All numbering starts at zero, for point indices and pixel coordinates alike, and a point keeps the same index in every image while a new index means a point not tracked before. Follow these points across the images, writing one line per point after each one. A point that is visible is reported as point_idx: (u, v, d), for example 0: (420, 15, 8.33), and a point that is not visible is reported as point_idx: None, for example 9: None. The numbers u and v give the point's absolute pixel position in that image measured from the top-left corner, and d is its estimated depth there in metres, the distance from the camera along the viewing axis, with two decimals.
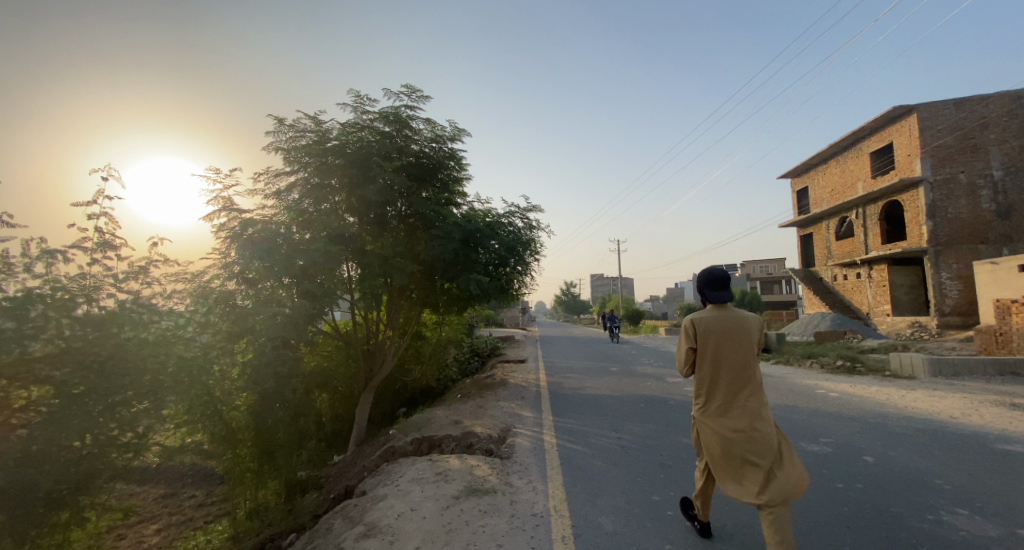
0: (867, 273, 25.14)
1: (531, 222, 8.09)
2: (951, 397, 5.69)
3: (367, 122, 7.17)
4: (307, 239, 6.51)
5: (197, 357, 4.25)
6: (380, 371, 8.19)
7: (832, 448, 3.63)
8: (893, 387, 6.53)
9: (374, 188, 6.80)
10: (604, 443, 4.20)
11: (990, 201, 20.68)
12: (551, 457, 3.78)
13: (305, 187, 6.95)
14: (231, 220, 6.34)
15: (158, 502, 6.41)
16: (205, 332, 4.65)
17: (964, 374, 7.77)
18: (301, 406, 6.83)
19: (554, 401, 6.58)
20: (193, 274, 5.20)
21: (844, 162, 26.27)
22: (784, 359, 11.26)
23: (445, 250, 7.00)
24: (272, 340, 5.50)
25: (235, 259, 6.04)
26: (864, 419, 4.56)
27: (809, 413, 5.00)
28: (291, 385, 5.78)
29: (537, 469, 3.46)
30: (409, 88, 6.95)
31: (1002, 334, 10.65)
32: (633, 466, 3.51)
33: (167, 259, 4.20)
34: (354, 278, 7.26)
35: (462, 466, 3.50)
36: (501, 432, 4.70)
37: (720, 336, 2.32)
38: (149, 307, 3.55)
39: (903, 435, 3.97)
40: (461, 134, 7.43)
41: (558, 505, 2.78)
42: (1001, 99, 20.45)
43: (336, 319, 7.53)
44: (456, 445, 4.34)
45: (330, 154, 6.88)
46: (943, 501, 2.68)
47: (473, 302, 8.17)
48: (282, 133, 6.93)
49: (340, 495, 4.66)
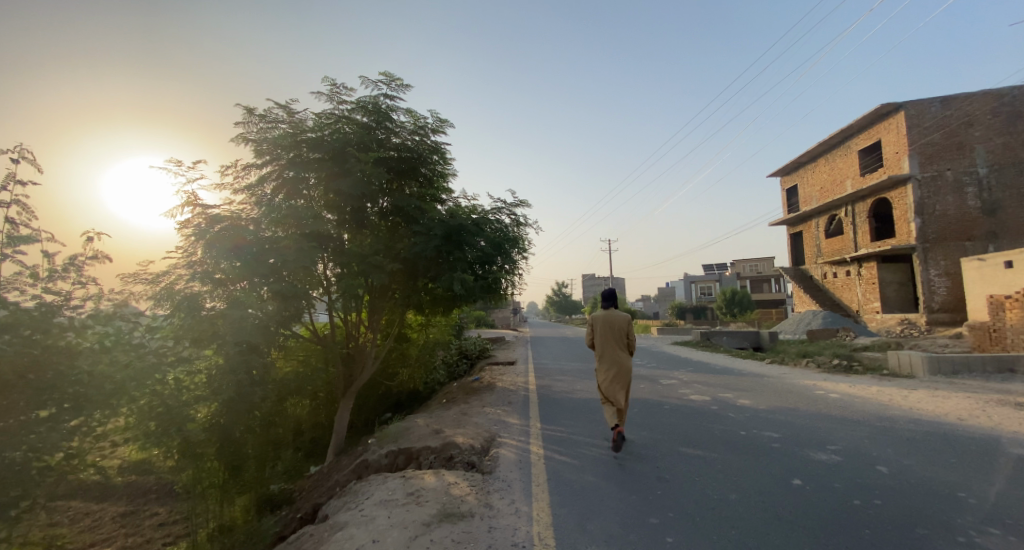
0: (856, 271, 25.21)
1: (519, 219, 7.76)
2: (954, 396, 5.46)
3: (345, 112, 6.77)
4: (279, 235, 6.05)
5: (136, 360, 3.84)
6: (361, 376, 7.84)
7: (839, 457, 3.34)
8: (894, 387, 6.28)
9: (349, 181, 6.44)
10: (594, 453, 3.89)
11: (976, 198, 20.78)
12: (537, 472, 3.44)
13: (279, 181, 6.60)
14: (196, 216, 5.91)
15: (116, 522, 6.00)
16: (154, 335, 4.25)
17: (964, 372, 7.57)
18: (274, 414, 6.44)
19: (541, 406, 6.25)
20: (154, 277, 5.36)
21: (833, 160, 26.39)
22: (777, 359, 11.06)
23: (426, 247, 6.63)
24: (237, 343, 5.14)
25: (199, 257, 5.62)
26: (868, 422, 4.30)
27: (811, 416, 4.72)
28: (260, 393, 5.41)
29: (521, 486, 3.13)
30: (388, 77, 6.60)
31: (996, 330, 10.51)
32: (627, 481, 3.19)
33: (98, 255, 3.97)
34: (332, 278, 6.85)
35: (438, 484, 3.16)
36: (485, 442, 4.37)
37: (604, 328, 4.47)
38: (62, 305, 3.26)
39: (911, 440, 3.69)
40: (445, 126, 7.08)
41: (542, 532, 2.45)
42: (986, 96, 20.57)
43: (313, 322, 7.15)
44: (435, 458, 4.00)
45: (305, 147, 6.50)
46: (972, 519, 2.36)
47: (459, 303, 7.80)
48: (252, 124, 6.53)
49: (308, 514, 4.27)
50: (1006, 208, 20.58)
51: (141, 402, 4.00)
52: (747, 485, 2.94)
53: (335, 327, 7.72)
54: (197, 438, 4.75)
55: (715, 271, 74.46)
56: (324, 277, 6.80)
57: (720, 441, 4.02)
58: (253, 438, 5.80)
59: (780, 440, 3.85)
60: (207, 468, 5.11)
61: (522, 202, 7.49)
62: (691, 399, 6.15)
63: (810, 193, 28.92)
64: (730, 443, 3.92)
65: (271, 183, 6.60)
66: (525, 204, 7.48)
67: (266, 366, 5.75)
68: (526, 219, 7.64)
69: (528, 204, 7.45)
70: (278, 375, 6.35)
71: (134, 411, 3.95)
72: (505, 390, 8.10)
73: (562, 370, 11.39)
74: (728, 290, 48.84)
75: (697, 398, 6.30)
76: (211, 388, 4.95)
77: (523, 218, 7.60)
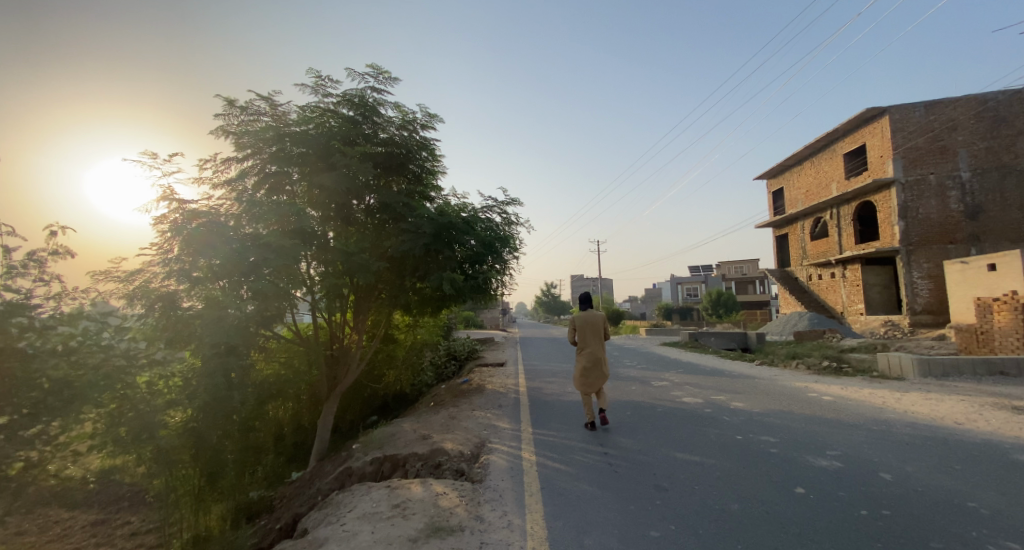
0: (841, 273, 25.59)
1: (510, 217, 7.61)
2: (948, 399, 5.46)
3: (330, 106, 6.56)
4: (261, 232, 5.74)
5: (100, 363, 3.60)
6: (345, 378, 7.59)
7: (841, 463, 3.26)
8: (887, 389, 6.27)
9: (335, 176, 6.22)
10: (589, 460, 3.76)
11: (958, 202, 21.21)
12: (530, 480, 3.29)
13: (262, 176, 6.37)
14: (173, 211, 5.64)
15: (86, 531, 5.69)
16: (123, 336, 3.99)
17: (954, 374, 7.63)
18: (253, 418, 6.18)
19: (532, 409, 6.11)
20: (128, 275, 5.13)
21: (818, 163, 26.78)
22: (768, 359, 11.11)
23: (415, 246, 6.43)
24: (213, 346, 4.88)
25: (176, 255, 5.37)
26: (867, 426, 4.24)
27: (807, 419, 4.66)
28: (239, 397, 5.13)
29: (513, 497, 2.97)
30: (376, 69, 6.41)
31: (983, 333, 10.72)
32: (624, 490, 3.07)
33: (60, 251, 3.73)
34: (316, 276, 6.61)
35: (426, 495, 2.98)
36: (475, 448, 4.19)
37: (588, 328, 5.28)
38: (19, 304, 3.01)
39: (913, 446, 3.62)
40: (435, 121, 6.90)
41: (537, 547, 2.30)
42: (969, 102, 21.02)
43: (296, 322, 6.90)
44: (422, 465, 3.83)
45: (288, 140, 6.27)
46: (988, 532, 2.27)
47: (447, 303, 7.62)
48: (233, 115, 6.27)
49: (288, 525, 4.08)
50: (986, 213, 21.04)
51: (108, 407, 3.78)
52: (749, 495, 2.84)
53: (319, 328, 7.48)
54: (170, 445, 4.50)
55: (702, 272, 75.21)
56: (308, 276, 6.56)
57: (716, 446, 3.92)
58: (233, 444, 5.56)
59: (777, 445, 3.77)
60: (181, 476, 4.86)
61: (513, 201, 7.34)
62: (684, 402, 6.07)
63: (796, 196, 29.32)
64: (727, 448, 3.82)
65: (253, 177, 6.35)
66: (516, 202, 7.34)
67: (246, 369, 5.50)
68: (517, 217, 7.50)
69: (520, 203, 7.30)
70: (257, 377, 6.09)
71: (101, 414, 3.75)
72: (494, 392, 7.94)
73: (553, 371, 11.27)
74: (716, 290, 49.30)
75: (690, 400, 6.23)
76: (186, 393, 4.69)
77: (514, 216, 7.45)
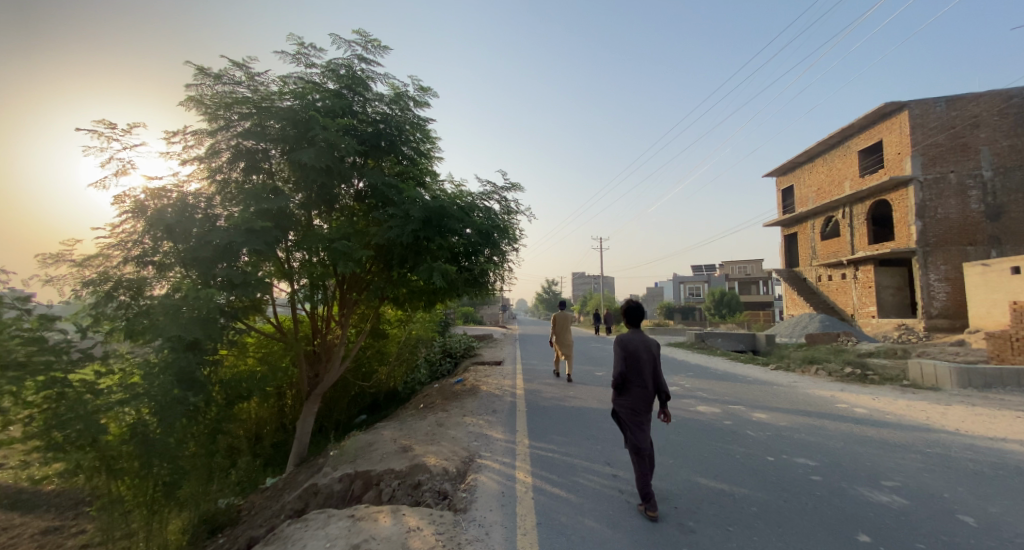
0: (852, 274, 24.89)
1: (509, 205, 7.02)
2: (1001, 415, 4.85)
3: (315, 78, 6.02)
4: (234, 214, 5.15)
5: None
6: (327, 375, 7.03)
7: (906, 499, 2.68)
8: (925, 402, 5.66)
9: (314, 152, 5.55)
10: (595, 485, 3.19)
11: (978, 202, 20.49)
12: (524, 512, 2.71)
13: (235, 152, 5.72)
14: (134, 189, 5.09)
15: (35, 540, 5.41)
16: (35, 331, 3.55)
17: (995, 386, 6.98)
18: (223, 421, 5.59)
19: (531, 416, 5.54)
20: (81, 261, 4.64)
21: (832, 160, 26.05)
22: (784, 363, 10.50)
23: (403, 232, 5.74)
24: (169, 339, 4.26)
25: (137, 240, 4.88)
26: (916, 447, 3.66)
27: (845, 436, 4.10)
28: (200, 397, 4.55)
29: (502, 538, 2.39)
30: (363, 37, 6.01)
31: (1018, 339, 9.97)
32: (641, 530, 2.49)
33: None
34: (296, 265, 6.00)
35: (394, 531, 2.42)
36: (463, 464, 3.63)
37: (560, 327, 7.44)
38: None
39: (986, 477, 3.02)
40: (429, 96, 6.33)
41: None
42: (994, 97, 20.24)
43: (273, 314, 6.34)
44: (399, 486, 3.31)
45: (266, 111, 5.68)
46: None
47: (440, 297, 7.03)
48: (206, 83, 5.70)
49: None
50: (1007, 214, 20.30)
51: (35, 402, 3.50)
52: (798, 541, 2.27)
53: (299, 321, 6.95)
54: (114, 452, 3.93)
55: (705, 271, 74.32)
56: (286, 263, 5.97)
57: (744, 471, 3.32)
58: (196, 450, 5.01)
59: (819, 472, 3.19)
60: (131, 485, 4.30)
61: (513, 186, 6.75)
62: (700, 411, 5.51)
63: (807, 194, 28.61)
64: (757, 475, 3.23)
65: (225, 154, 5.71)
66: (517, 188, 6.74)
67: (212, 366, 4.92)
68: (517, 204, 6.90)
69: (520, 188, 6.71)
70: (226, 374, 5.51)
71: (19, 405, 3.44)
72: (490, 395, 7.36)
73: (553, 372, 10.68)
74: (719, 291, 48.55)
75: (707, 409, 5.64)
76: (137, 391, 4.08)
77: (514, 203, 6.85)
